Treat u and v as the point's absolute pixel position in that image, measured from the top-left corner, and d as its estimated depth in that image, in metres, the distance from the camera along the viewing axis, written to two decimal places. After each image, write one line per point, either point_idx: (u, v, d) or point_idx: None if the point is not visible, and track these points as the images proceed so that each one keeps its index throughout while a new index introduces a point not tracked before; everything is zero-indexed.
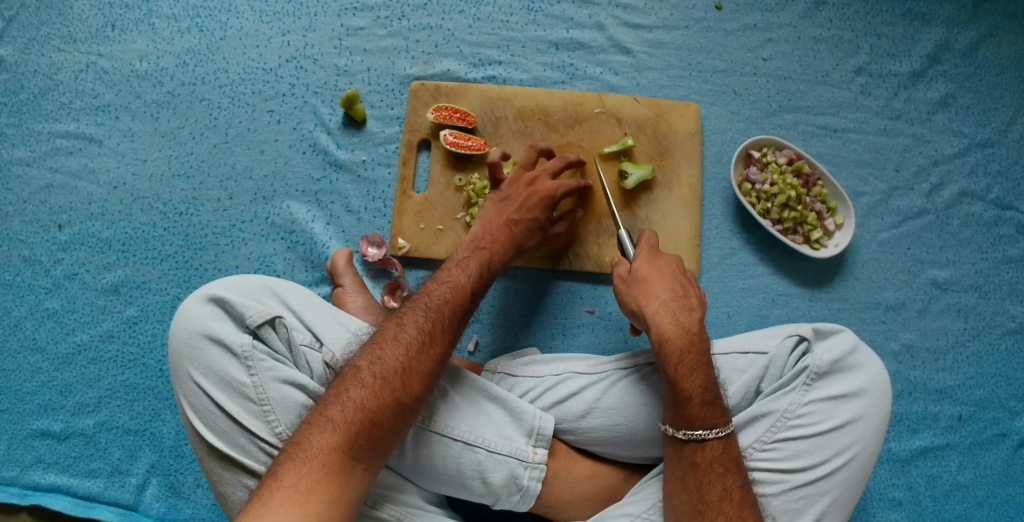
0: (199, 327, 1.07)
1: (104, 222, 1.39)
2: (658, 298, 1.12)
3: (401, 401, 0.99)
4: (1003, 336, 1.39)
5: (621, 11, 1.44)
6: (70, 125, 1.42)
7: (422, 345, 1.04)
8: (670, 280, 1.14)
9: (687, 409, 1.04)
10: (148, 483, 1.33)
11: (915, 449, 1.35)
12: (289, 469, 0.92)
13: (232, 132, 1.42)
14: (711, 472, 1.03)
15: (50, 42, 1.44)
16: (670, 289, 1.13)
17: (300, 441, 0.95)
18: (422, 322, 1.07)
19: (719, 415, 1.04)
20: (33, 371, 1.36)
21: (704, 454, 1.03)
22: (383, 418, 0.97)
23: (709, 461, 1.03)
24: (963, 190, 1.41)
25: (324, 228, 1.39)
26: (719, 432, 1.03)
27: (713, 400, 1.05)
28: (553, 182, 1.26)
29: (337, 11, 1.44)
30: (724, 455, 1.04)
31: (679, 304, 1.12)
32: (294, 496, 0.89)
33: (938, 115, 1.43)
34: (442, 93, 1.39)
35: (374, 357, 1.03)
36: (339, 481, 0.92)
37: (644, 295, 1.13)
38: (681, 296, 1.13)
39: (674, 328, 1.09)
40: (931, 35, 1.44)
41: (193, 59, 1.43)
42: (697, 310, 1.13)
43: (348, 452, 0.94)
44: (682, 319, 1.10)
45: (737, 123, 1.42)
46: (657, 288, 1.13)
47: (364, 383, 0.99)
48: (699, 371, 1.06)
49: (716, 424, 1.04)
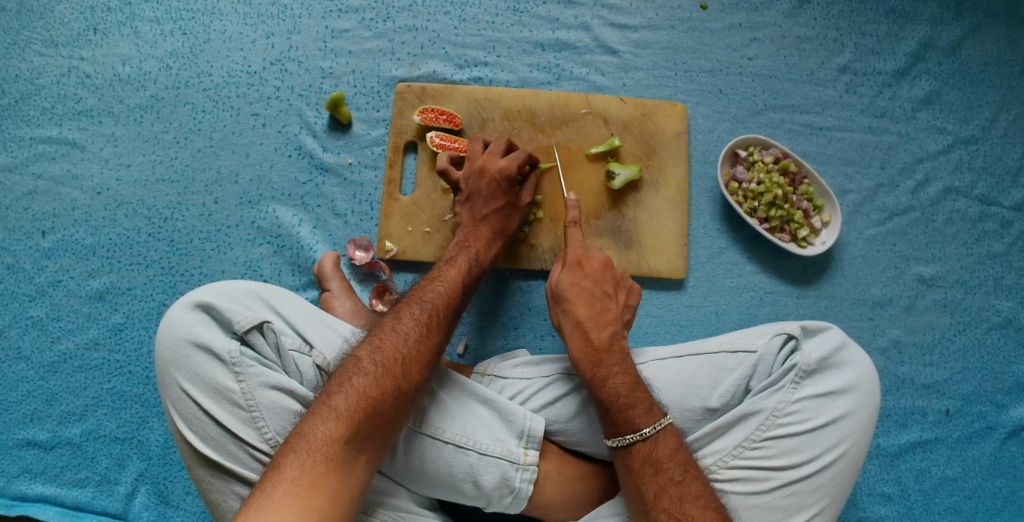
0: (185, 334, 1.06)
1: (88, 228, 1.38)
2: (573, 317, 1.17)
3: (402, 389, 1.01)
4: (988, 330, 1.40)
5: (607, 11, 1.44)
6: (52, 130, 1.40)
7: (420, 336, 1.07)
8: (588, 296, 1.19)
9: (610, 418, 1.07)
10: (136, 491, 1.32)
11: (903, 444, 1.36)
12: (292, 460, 0.91)
13: (217, 136, 1.41)
14: (643, 473, 1.03)
15: (31, 47, 1.42)
16: (587, 306, 1.18)
17: (303, 432, 0.94)
18: (419, 315, 1.09)
19: (644, 417, 1.06)
20: (18, 380, 1.35)
21: (634, 456, 1.05)
22: (385, 407, 0.99)
23: (641, 462, 1.04)
24: (948, 186, 1.42)
25: (310, 232, 1.38)
26: (643, 433, 1.05)
27: (627, 406, 1.07)
28: (503, 160, 1.26)
29: (321, 13, 1.43)
30: (655, 453, 1.04)
31: (591, 320, 1.16)
32: (297, 489, 0.88)
33: (922, 112, 1.44)
34: (428, 95, 1.39)
35: (374, 347, 1.04)
36: (342, 474, 0.92)
37: (563, 313, 1.19)
38: (596, 312, 1.17)
39: (586, 345, 1.14)
40: (915, 33, 1.45)
41: (176, 62, 1.42)
42: (612, 325, 1.17)
43: (351, 443, 0.94)
44: (594, 337, 1.15)
45: (723, 123, 1.43)
46: (574, 305, 1.18)
47: (367, 371, 1.01)
48: (615, 380, 1.10)
49: (643, 426, 1.05)
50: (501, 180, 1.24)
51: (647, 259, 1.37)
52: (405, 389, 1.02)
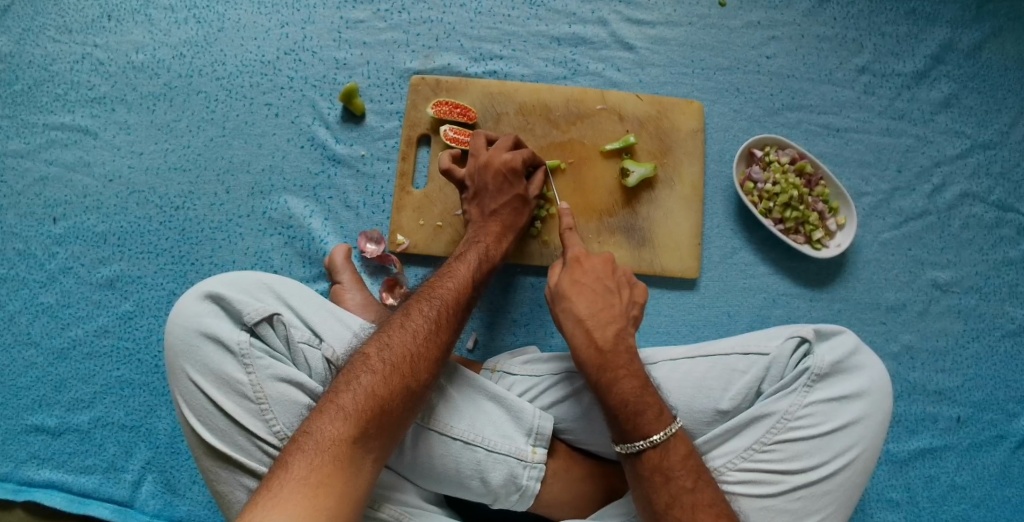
0: (196, 324, 1.05)
1: (99, 216, 1.38)
2: (574, 314, 1.12)
3: (410, 387, 1.01)
4: (1002, 338, 1.39)
5: (624, 6, 1.43)
6: (64, 116, 1.40)
7: (429, 333, 1.06)
8: (591, 292, 1.14)
9: (618, 425, 1.04)
10: (144, 479, 1.32)
11: (913, 450, 1.35)
12: (301, 459, 0.91)
13: (230, 125, 1.40)
14: (654, 481, 1.02)
15: (45, 33, 1.42)
16: (589, 303, 1.13)
17: (311, 431, 0.94)
18: (428, 312, 1.09)
19: (655, 423, 1.03)
20: (28, 366, 1.35)
21: (644, 463, 1.03)
22: (393, 407, 0.98)
23: (651, 469, 1.03)
24: (965, 191, 1.41)
25: (322, 224, 1.38)
26: (654, 440, 1.02)
27: (638, 411, 1.03)
28: (508, 154, 1.24)
29: (337, 4, 1.42)
30: (666, 460, 1.02)
31: (594, 318, 1.11)
32: (305, 489, 0.88)
33: (941, 115, 1.42)
34: (442, 88, 1.38)
35: (382, 344, 1.04)
36: (350, 473, 0.92)
37: (564, 313, 1.13)
38: (598, 309, 1.12)
39: (589, 345, 1.09)
40: (936, 35, 1.43)
41: (190, 50, 1.41)
42: (616, 322, 1.12)
43: (360, 443, 0.94)
44: (598, 335, 1.10)
45: (740, 122, 1.41)
46: (576, 302, 1.13)
47: (374, 369, 1.00)
48: (621, 386, 1.06)
49: (654, 433, 1.02)
50: (505, 174, 1.23)
51: (659, 258, 1.36)
52: (413, 388, 1.01)
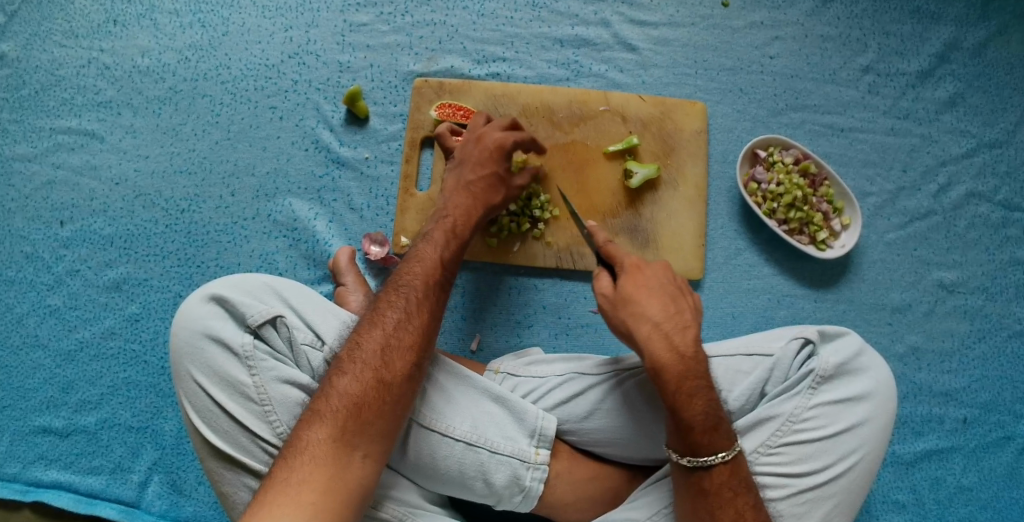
0: (199, 327, 1.06)
1: (106, 219, 1.39)
2: (648, 319, 1.06)
3: (383, 378, 1.00)
4: (1009, 338, 1.38)
5: (627, 7, 1.43)
6: (71, 120, 1.41)
7: (398, 321, 1.05)
8: (661, 296, 1.09)
9: (689, 438, 1.01)
10: (149, 480, 1.33)
11: (919, 451, 1.35)
12: (282, 463, 0.92)
13: (234, 129, 1.41)
14: (721, 496, 1.01)
15: (52, 38, 1.43)
16: (662, 306, 1.08)
17: (293, 436, 0.96)
18: (395, 301, 1.07)
19: (724, 439, 1.02)
20: (35, 368, 1.36)
21: (712, 478, 1.01)
22: (370, 399, 0.98)
23: (718, 485, 1.01)
24: (970, 190, 1.40)
25: (326, 226, 1.38)
26: (725, 456, 1.01)
27: (716, 426, 1.01)
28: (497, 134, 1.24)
29: (340, 7, 1.43)
30: (733, 476, 1.02)
31: (669, 322, 1.06)
32: (287, 490, 0.89)
33: (946, 115, 1.42)
34: (446, 90, 1.38)
35: (353, 342, 1.03)
36: (334, 469, 0.92)
37: (635, 317, 1.07)
38: (672, 313, 1.07)
39: (671, 353, 1.04)
40: (940, 33, 1.43)
41: (194, 55, 1.42)
42: (691, 326, 1.07)
43: (341, 439, 0.94)
44: (677, 340, 1.05)
45: (743, 122, 1.41)
46: (648, 307, 1.07)
47: (346, 369, 1.00)
48: (699, 398, 1.02)
49: (721, 449, 1.01)
50: (488, 155, 1.22)
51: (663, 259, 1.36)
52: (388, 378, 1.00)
